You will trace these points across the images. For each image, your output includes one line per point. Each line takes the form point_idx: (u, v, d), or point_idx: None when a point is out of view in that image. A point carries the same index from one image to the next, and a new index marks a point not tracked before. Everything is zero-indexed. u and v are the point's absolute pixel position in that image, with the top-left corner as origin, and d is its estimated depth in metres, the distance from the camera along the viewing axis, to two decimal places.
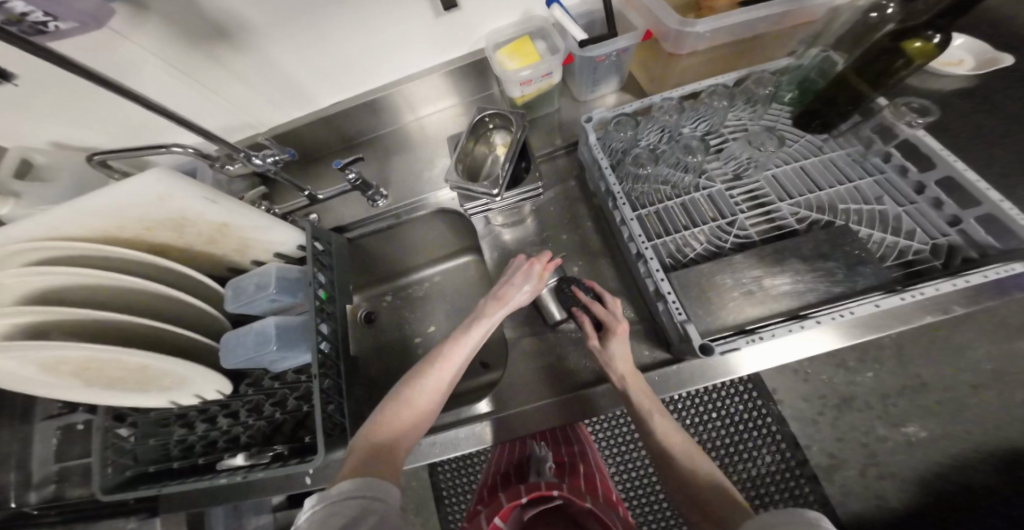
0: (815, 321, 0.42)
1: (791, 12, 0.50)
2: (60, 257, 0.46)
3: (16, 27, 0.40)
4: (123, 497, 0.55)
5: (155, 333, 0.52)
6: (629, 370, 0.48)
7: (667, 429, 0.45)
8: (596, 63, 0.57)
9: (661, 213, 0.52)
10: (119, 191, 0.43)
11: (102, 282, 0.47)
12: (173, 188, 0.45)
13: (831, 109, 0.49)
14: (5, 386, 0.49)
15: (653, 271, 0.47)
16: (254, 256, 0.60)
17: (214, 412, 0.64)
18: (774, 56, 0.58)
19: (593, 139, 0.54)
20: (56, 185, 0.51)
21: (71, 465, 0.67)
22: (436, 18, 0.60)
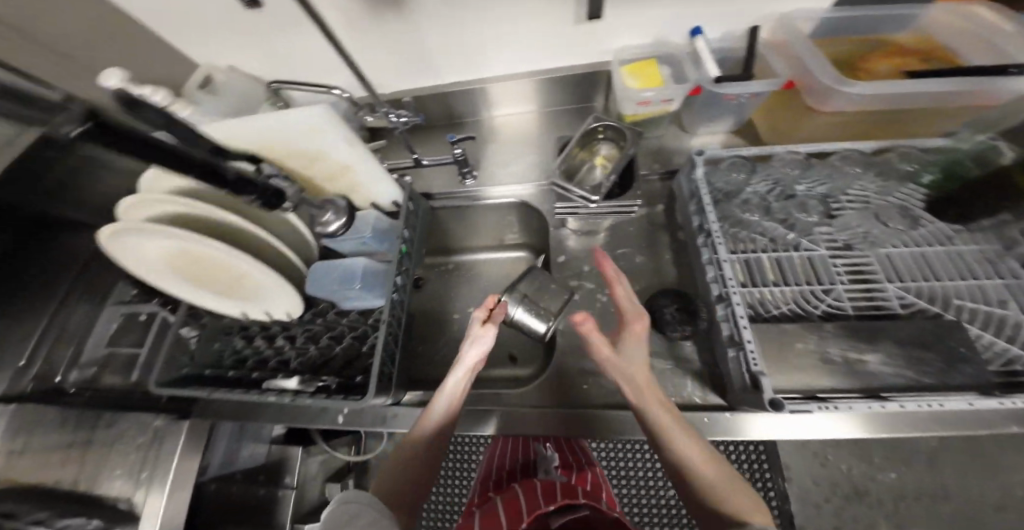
0: (895, 406, 0.41)
1: (972, 90, 0.46)
2: None
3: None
4: (173, 391, 0.57)
5: (254, 244, 0.57)
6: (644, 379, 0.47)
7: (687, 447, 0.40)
8: (723, 100, 0.58)
9: (756, 264, 0.52)
10: (289, 115, 0.51)
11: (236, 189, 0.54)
12: (328, 125, 0.52)
13: (974, 202, 0.48)
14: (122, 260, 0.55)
15: (738, 317, 0.47)
16: (355, 201, 0.67)
17: (272, 332, 0.68)
18: (926, 133, 0.55)
19: (700, 172, 0.54)
20: (224, 98, 0.61)
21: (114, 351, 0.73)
22: (577, 24, 0.62)
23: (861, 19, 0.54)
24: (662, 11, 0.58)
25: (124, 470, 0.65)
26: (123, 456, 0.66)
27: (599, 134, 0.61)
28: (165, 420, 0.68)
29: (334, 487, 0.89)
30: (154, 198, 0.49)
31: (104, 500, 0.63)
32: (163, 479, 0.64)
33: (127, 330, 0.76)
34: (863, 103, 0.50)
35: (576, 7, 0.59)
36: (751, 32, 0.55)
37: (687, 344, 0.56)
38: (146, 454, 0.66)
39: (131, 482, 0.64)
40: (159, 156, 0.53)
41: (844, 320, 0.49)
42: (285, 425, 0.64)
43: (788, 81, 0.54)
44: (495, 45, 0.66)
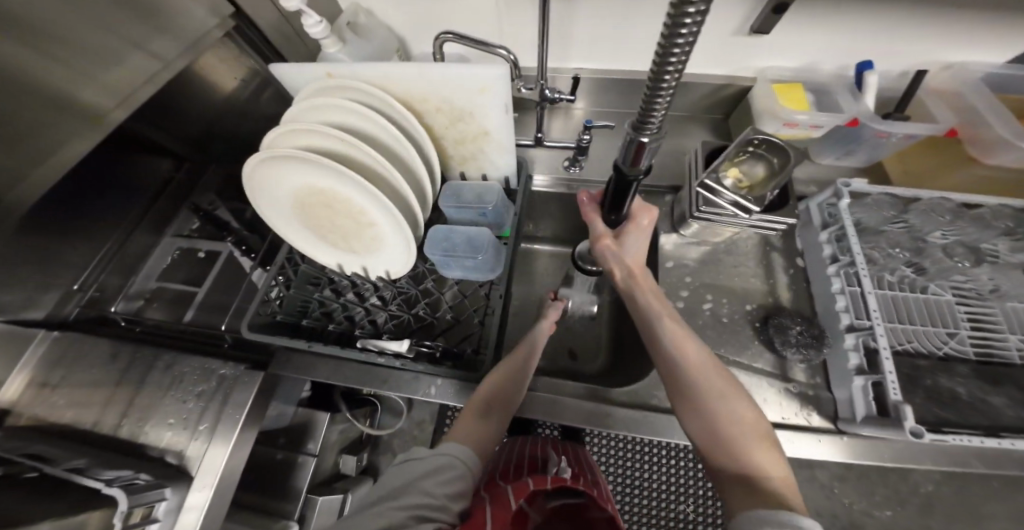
0: (1014, 443, 0.43)
1: None
2: (360, 99, 0.52)
3: None
4: (268, 339, 0.55)
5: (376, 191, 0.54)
6: (698, 364, 0.46)
7: (734, 444, 0.41)
8: (873, 136, 0.59)
9: (894, 302, 0.53)
10: (466, 70, 0.49)
11: (380, 134, 0.52)
12: (498, 86, 0.51)
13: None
14: (246, 184, 0.53)
15: (881, 346, 0.47)
16: (467, 170, 0.66)
17: (365, 290, 0.63)
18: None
19: (844, 204, 0.55)
20: (367, 42, 0.60)
21: (169, 287, 0.74)
22: (735, 34, 0.60)
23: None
24: (828, 40, 0.58)
25: (178, 419, 0.59)
26: (179, 404, 0.60)
27: (749, 148, 0.57)
28: (232, 369, 0.63)
29: (349, 458, 0.79)
30: (309, 128, 0.49)
31: (150, 451, 0.58)
32: (228, 430, 0.58)
33: (183, 265, 0.76)
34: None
35: (743, 20, 0.58)
36: (919, 72, 0.55)
37: (800, 365, 0.56)
38: (206, 404, 0.60)
39: (187, 432, 0.59)
40: (307, 90, 0.53)
41: (966, 364, 0.51)
42: (368, 388, 0.57)
43: (954, 127, 0.58)
44: (644, 39, 0.65)
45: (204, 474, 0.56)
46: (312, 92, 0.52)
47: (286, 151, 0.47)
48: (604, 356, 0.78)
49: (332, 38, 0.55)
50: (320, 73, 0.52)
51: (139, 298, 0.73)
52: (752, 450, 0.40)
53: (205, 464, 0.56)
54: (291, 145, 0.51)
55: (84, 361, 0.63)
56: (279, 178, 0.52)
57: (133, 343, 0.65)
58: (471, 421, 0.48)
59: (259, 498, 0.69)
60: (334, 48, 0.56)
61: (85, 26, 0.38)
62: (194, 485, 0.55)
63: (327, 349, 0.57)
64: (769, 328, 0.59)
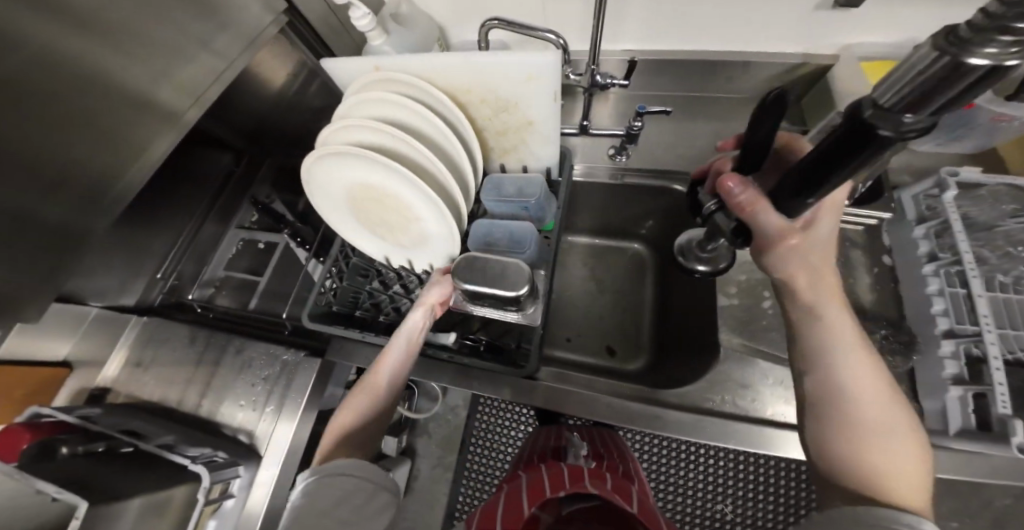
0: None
1: None
2: (406, 94, 0.52)
3: None
4: (326, 328, 0.57)
5: None
6: (870, 374, 0.36)
7: (880, 457, 0.33)
8: (988, 120, 0.51)
9: (1008, 305, 0.46)
10: (514, 59, 0.47)
11: (426, 129, 0.52)
12: (545, 74, 0.49)
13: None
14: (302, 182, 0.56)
15: (991, 355, 0.40)
16: (510, 162, 0.65)
17: (410, 282, 0.65)
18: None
19: (949, 195, 0.47)
20: (408, 33, 0.60)
21: (233, 276, 0.78)
22: (814, 10, 0.55)
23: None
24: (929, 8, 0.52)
25: (249, 400, 0.65)
26: (249, 387, 0.66)
27: None
28: (293, 354, 0.67)
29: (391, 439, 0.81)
30: (356, 124, 0.49)
31: (227, 429, 0.63)
32: (291, 412, 0.62)
33: (245, 256, 0.81)
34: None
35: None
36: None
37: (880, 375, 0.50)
38: (272, 388, 0.65)
39: (256, 413, 0.64)
40: (352, 86, 0.54)
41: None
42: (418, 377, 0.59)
43: None
44: (705, 12, 0.59)
45: (272, 453, 0.61)
46: (360, 87, 0.53)
47: (338, 149, 0.48)
48: (648, 351, 0.75)
49: (377, 30, 0.55)
50: (365, 68, 0.53)
51: (209, 286, 0.78)
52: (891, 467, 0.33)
53: (272, 444, 0.61)
54: (339, 141, 0.52)
55: (169, 344, 0.70)
56: (330, 175, 0.54)
57: (209, 329, 0.71)
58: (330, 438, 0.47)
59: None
60: (379, 40, 0.56)
61: (150, 21, 0.39)
62: (262, 463, 0.60)
63: (379, 339, 0.59)
64: None
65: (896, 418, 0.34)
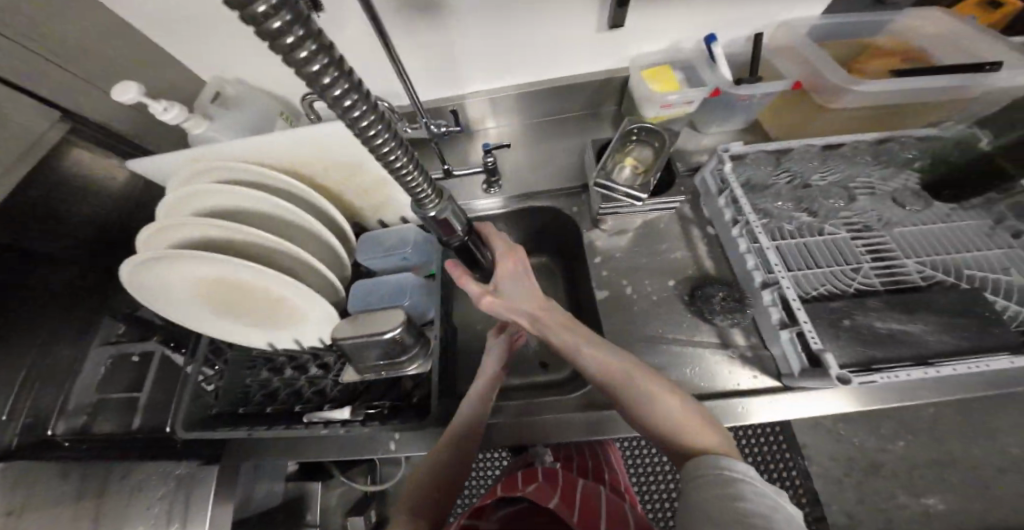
0: (944, 369, 0.45)
1: (956, 90, 0.56)
2: (241, 179, 0.51)
3: None
4: (203, 435, 0.53)
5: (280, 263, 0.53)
6: (617, 362, 0.47)
7: (667, 416, 0.43)
8: (738, 100, 0.64)
9: (796, 250, 0.57)
10: (338, 129, 0.49)
11: (269, 209, 0.51)
12: None
13: (969, 182, 0.58)
14: (139, 291, 0.50)
15: (790, 298, 0.50)
16: (384, 217, 0.66)
17: (305, 361, 0.63)
18: (931, 120, 0.63)
19: (729, 167, 0.59)
20: (242, 114, 0.59)
21: (112, 398, 0.64)
22: (598, 33, 0.65)
23: (855, 25, 0.66)
24: (684, 16, 0.63)
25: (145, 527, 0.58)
26: (143, 512, 0.59)
27: (633, 136, 0.62)
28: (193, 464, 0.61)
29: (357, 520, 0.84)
30: (180, 223, 0.46)
31: None
32: None
33: (122, 372, 0.66)
34: (874, 97, 0.58)
35: (598, 18, 0.63)
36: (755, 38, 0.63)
37: (741, 328, 0.58)
38: (170, 507, 0.60)
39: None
40: (177, 180, 0.51)
41: (877, 294, 0.54)
42: (341, 458, 0.59)
43: (798, 82, 0.62)
44: (523, 50, 0.67)
45: None
46: (183, 178, 0.50)
47: (159, 254, 0.44)
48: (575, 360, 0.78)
49: (193, 119, 0.53)
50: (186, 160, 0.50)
51: (79, 415, 0.62)
52: (676, 418, 0.42)
53: None
54: (166, 242, 0.48)
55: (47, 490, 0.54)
56: (173, 276, 0.50)
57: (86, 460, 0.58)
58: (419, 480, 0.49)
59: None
60: (200, 128, 0.54)
61: None
62: None
63: (267, 432, 0.54)
64: (703, 295, 0.61)
65: (652, 374, 0.46)
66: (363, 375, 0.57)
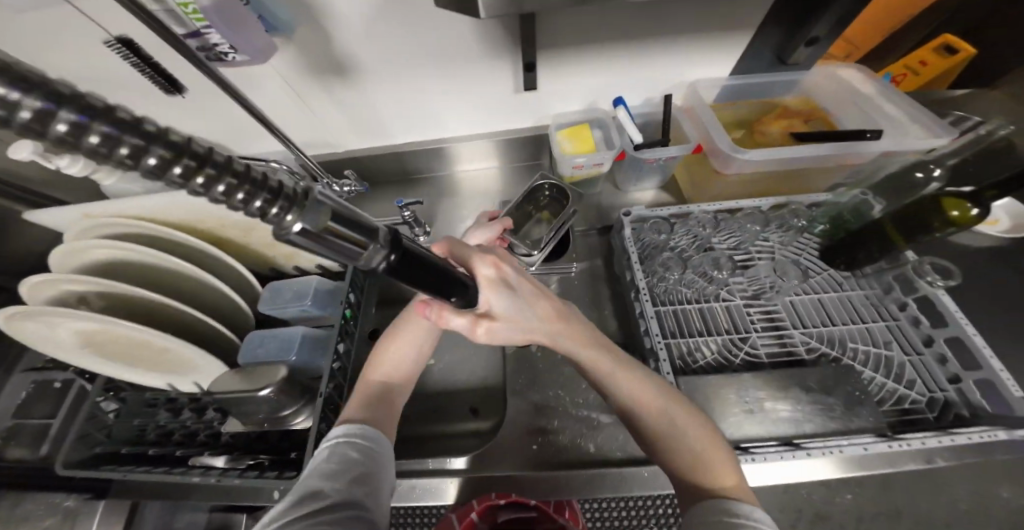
0: (801, 453, 0.46)
1: (840, 153, 0.59)
2: (133, 233, 0.53)
3: (205, 53, 0.50)
4: (82, 474, 0.53)
5: (167, 312, 0.53)
6: (643, 393, 0.43)
7: (695, 452, 0.40)
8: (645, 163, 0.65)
9: (675, 314, 0.58)
10: None
11: (157, 262, 0.52)
12: None
13: (856, 249, 0.58)
14: (26, 338, 0.52)
15: (664, 373, 0.50)
16: (298, 263, 0.66)
17: (204, 404, 0.63)
18: (811, 187, 0.68)
19: (628, 232, 0.61)
20: None
21: (26, 424, 0.68)
22: (514, 93, 0.66)
23: (760, 84, 0.68)
24: (597, 81, 0.64)
25: None
26: None
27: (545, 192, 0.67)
28: (77, 500, 0.63)
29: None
30: (62, 279, 0.48)
31: None
32: None
33: (42, 398, 0.70)
34: (759, 165, 0.61)
35: (512, 81, 0.64)
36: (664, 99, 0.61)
37: None
38: None
39: None
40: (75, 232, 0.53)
41: (759, 368, 0.55)
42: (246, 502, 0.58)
43: (698, 144, 0.63)
44: (444, 107, 0.68)
45: None
46: (78, 230, 0.52)
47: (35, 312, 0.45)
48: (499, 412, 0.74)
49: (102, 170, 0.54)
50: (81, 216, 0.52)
51: None
52: (710, 459, 0.39)
53: None
54: (51, 293, 0.49)
55: None
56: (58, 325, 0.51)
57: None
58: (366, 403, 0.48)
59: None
60: (109, 180, 0.54)
61: None
62: None
63: (142, 475, 0.53)
64: None
65: (680, 405, 0.43)
66: (247, 426, 0.57)
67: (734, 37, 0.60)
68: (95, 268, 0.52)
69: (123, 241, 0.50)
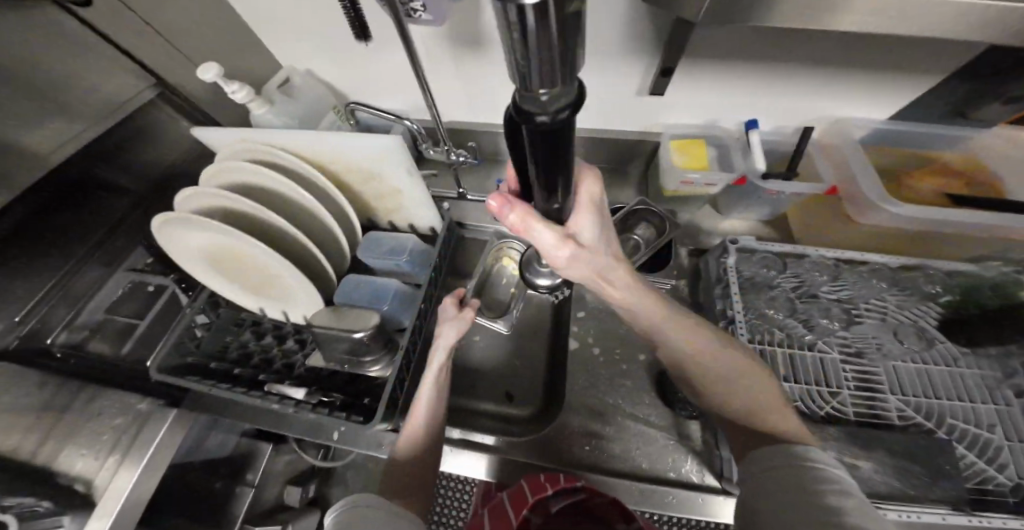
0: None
1: (1003, 227, 0.55)
2: (276, 163, 0.58)
3: (401, 7, 0.52)
4: (174, 380, 0.55)
5: (284, 241, 0.58)
6: (699, 340, 0.51)
7: (756, 389, 0.47)
8: (766, 194, 0.61)
9: (769, 355, 0.57)
10: (364, 139, 0.53)
11: (290, 196, 0.57)
12: (394, 153, 0.54)
13: (984, 325, 0.56)
14: (162, 240, 0.57)
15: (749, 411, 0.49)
16: (395, 220, 0.70)
17: (285, 333, 0.67)
18: (950, 254, 0.63)
19: (732, 261, 0.58)
20: (296, 103, 0.67)
21: (116, 319, 0.70)
22: (637, 95, 0.64)
23: (914, 134, 0.63)
24: (727, 101, 0.62)
25: (93, 449, 0.58)
26: (95, 436, 0.59)
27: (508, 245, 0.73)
28: (151, 404, 0.64)
29: (296, 489, 0.76)
30: (211, 194, 0.53)
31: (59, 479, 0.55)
32: (135, 461, 0.58)
33: (133, 298, 0.73)
34: (900, 222, 0.57)
35: (639, 82, 0.62)
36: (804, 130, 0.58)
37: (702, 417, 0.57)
38: (116, 440, 0.60)
39: (98, 458, 0.58)
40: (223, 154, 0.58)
41: (844, 423, 0.54)
42: (305, 439, 0.61)
43: (832, 188, 0.59)
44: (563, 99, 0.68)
45: (106, 503, 0.55)
46: (228, 152, 0.58)
47: (184, 218, 0.51)
48: (538, 399, 0.78)
49: (257, 101, 0.60)
50: (230, 138, 0.57)
51: (82, 330, 0.67)
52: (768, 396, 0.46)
53: (108, 494, 0.56)
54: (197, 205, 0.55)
55: None
56: (191, 235, 0.56)
57: (68, 376, 0.60)
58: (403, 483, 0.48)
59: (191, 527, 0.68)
60: (260, 110, 0.61)
61: None
62: (95, 513, 0.54)
63: (230, 392, 0.57)
64: None
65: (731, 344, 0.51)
66: (327, 363, 0.60)
67: (895, 82, 0.57)
68: (236, 190, 0.57)
69: (268, 170, 0.55)
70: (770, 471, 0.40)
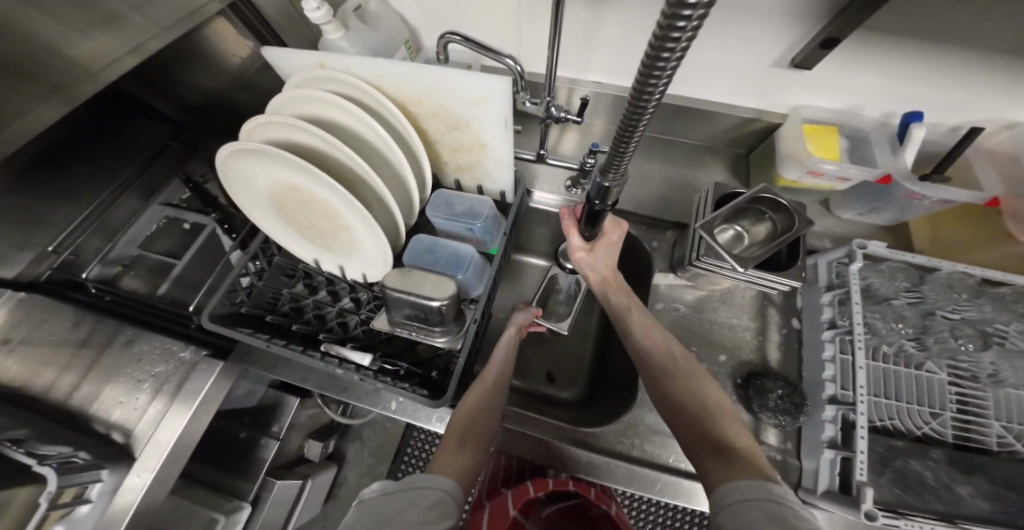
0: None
1: None
2: (358, 99, 0.51)
3: None
4: (228, 331, 0.51)
5: (357, 187, 0.52)
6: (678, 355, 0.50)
7: (729, 421, 0.43)
8: (905, 196, 0.57)
9: (877, 372, 0.52)
10: (466, 80, 0.46)
11: (371, 139, 0.50)
12: (496, 100, 0.47)
13: None
14: (225, 169, 0.52)
15: (860, 424, 0.44)
16: (464, 179, 0.63)
17: (340, 289, 0.62)
18: None
19: (855, 268, 0.51)
20: (372, 34, 0.59)
21: (149, 256, 0.62)
22: (770, 65, 0.56)
23: None
24: (872, 81, 0.54)
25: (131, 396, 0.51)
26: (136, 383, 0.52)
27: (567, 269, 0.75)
28: (195, 352, 0.55)
29: (316, 444, 0.82)
30: (288, 125, 0.48)
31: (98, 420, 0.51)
32: (181, 407, 0.52)
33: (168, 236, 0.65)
34: None
35: (781, 50, 0.53)
36: (968, 130, 0.50)
37: (784, 427, 0.53)
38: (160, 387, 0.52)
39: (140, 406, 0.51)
40: (298, 80, 0.51)
41: (942, 445, 0.50)
42: (360, 405, 0.59)
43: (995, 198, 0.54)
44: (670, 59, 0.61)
45: (148, 455, 0.49)
46: (305, 79, 0.51)
47: (257, 146, 0.45)
48: (585, 382, 0.75)
49: (332, 25, 0.53)
50: (310, 63, 0.51)
51: (115, 264, 0.60)
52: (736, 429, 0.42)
53: (153, 444, 0.50)
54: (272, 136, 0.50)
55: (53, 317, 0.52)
56: (257, 168, 0.51)
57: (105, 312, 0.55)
58: (450, 455, 0.44)
59: (220, 474, 0.66)
60: (335, 34, 0.54)
61: None
62: (135, 467, 0.49)
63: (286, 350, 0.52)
64: (756, 385, 0.56)
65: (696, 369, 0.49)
66: (391, 329, 0.56)
67: None
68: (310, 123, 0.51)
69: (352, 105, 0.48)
70: (742, 502, 0.34)
